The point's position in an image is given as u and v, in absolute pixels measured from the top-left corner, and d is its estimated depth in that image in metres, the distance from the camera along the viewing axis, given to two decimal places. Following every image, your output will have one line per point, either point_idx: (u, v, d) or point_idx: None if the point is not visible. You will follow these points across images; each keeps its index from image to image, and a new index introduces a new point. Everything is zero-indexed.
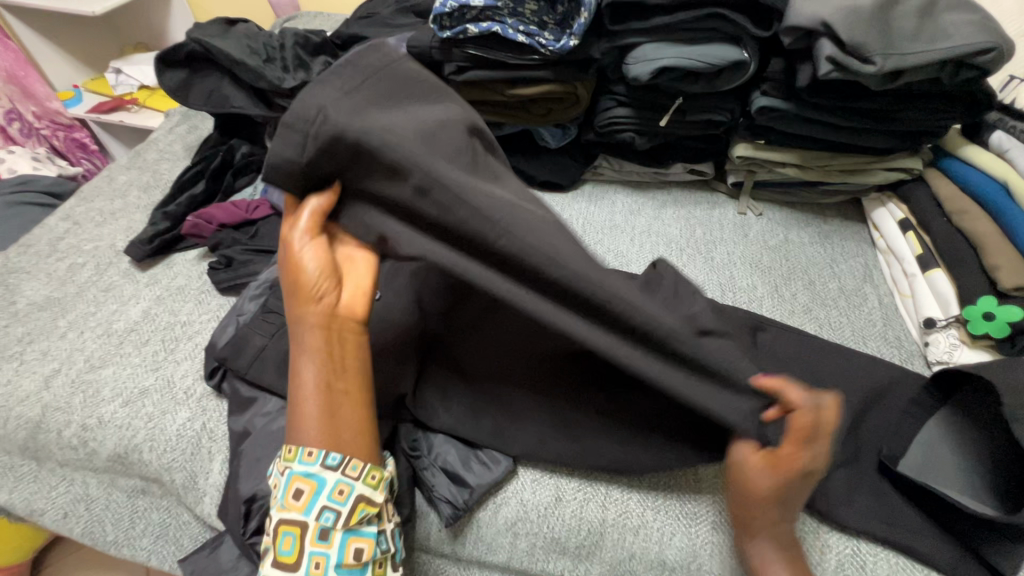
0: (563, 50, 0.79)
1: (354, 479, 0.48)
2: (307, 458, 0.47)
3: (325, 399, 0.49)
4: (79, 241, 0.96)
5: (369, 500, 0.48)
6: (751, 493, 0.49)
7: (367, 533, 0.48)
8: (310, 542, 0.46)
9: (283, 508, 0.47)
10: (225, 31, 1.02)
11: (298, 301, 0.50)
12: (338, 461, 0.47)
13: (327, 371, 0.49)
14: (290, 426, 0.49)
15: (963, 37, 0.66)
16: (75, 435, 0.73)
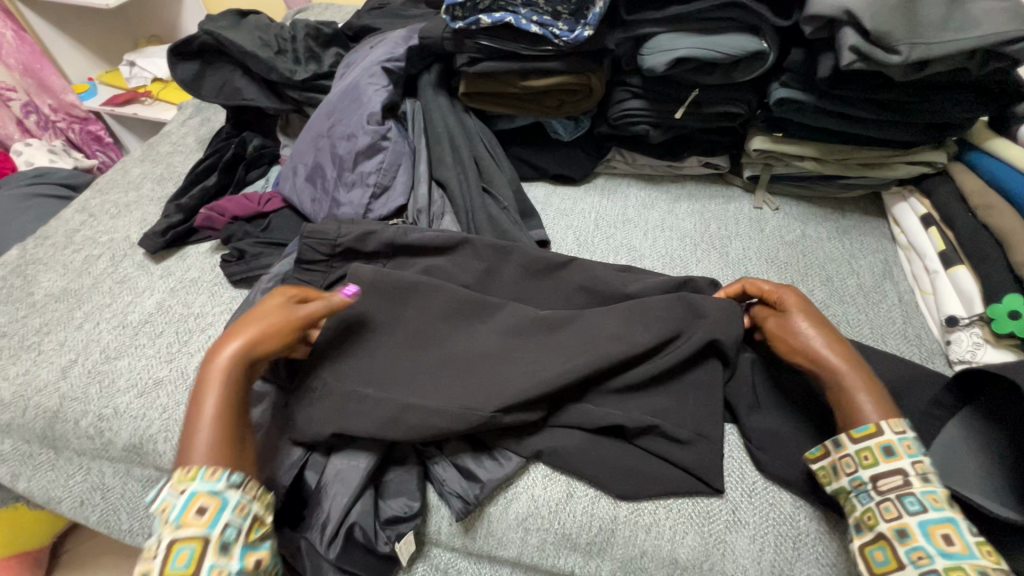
0: (576, 40, 0.78)
1: (252, 498, 0.53)
2: (210, 477, 0.51)
3: (223, 430, 0.55)
4: (94, 233, 0.97)
5: (263, 520, 0.53)
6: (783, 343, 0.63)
7: (263, 548, 0.52)
8: (210, 555, 0.48)
9: (177, 528, 0.49)
10: (237, 22, 1.02)
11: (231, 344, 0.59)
12: (239, 479, 0.52)
13: (226, 404, 0.56)
14: (184, 450, 0.53)
15: (993, 26, 0.64)
16: (91, 425, 0.74)
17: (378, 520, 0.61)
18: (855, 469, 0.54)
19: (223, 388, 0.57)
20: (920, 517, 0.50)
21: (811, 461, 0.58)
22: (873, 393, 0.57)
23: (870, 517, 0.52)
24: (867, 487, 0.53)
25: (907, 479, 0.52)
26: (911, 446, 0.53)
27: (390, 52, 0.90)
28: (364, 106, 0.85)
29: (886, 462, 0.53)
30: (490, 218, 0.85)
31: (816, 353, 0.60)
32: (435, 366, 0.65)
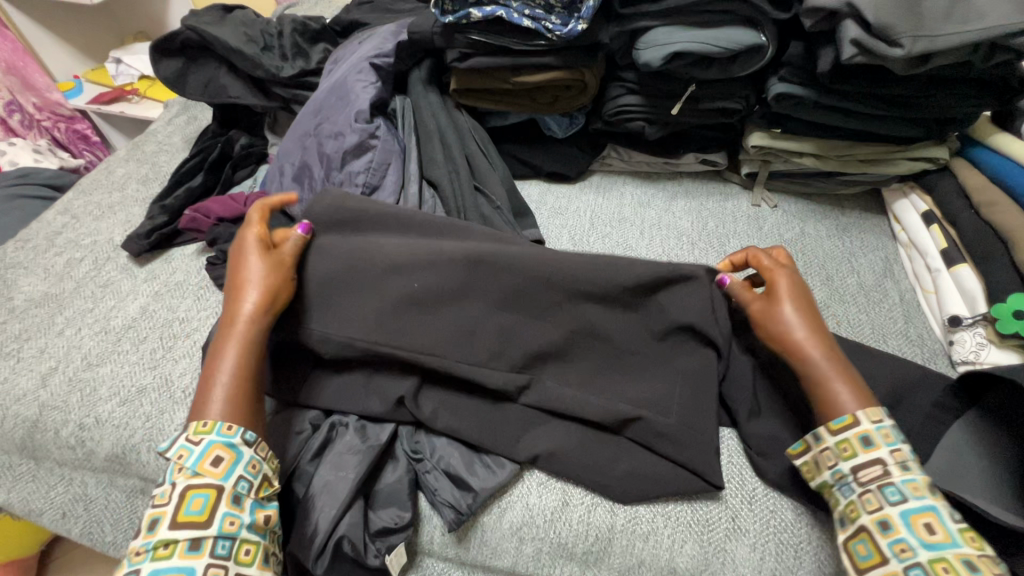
0: (570, 34, 0.75)
1: (263, 458, 0.55)
2: (227, 431, 0.53)
3: (246, 371, 0.57)
4: (77, 235, 0.94)
5: (272, 480, 0.55)
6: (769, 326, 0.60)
7: (271, 507, 0.54)
8: (224, 504, 0.50)
9: (193, 475, 0.51)
10: (222, 18, 1.00)
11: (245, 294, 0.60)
12: (254, 437, 0.54)
13: (244, 346, 0.58)
14: (199, 405, 0.55)
15: (999, 17, 0.62)
16: (73, 434, 0.72)
17: (368, 532, 0.59)
18: (836, 462, 0.53)
19: (237, 335, 0.58)
20: (902, 507, 0.49)
21: (792, 458, 0.56)
22: (854, 390, 0.55)
23: (853, 509, 0.51)
24: (848, 479, 0.52)
25: (887, 468, 0.51)
26: (889, 434, 0.52)
27: (379, 47, 0.88)
28: (352, 103, 0.83)
29: (865, 452, 0.52)
30: (482, 217, 0.83)
31: (795, 338, 0.57)
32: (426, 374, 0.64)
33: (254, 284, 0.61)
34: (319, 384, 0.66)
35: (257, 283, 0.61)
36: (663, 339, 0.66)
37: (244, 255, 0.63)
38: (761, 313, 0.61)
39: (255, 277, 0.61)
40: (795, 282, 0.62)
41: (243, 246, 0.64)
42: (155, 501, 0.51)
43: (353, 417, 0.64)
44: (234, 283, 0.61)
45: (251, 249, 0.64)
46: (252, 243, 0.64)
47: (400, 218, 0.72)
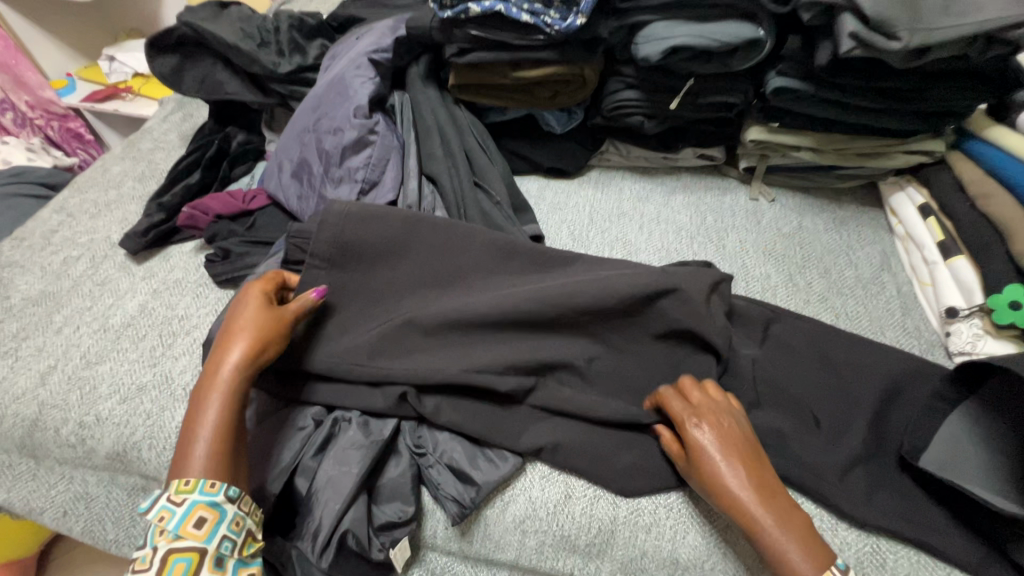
0: (569, 29, 0.75)
1: (246, 512, 0.53)
2: (210, 489, 0.51)
3: (227, 428, 0.55)
4: (73, 233, 0.94)
5: (255, 535, 0.54)
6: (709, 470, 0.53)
7: (254, 564, 0.53)
8: (206, 568, 0.49)
9: (175, 538, 0.50)
10: (218, 14, 0.99)
11: (232, 344, 0.58)
12: (237, 492, 0.53)
13: (226, 403, 0.56)
14: (179, 460, 0.53)
15: (996, 10, 0.62)
16: (73, 433, 0.72)
17: (372, 526, 0.59)
18: None
19: (222, 389, 0.56)
20: None
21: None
22: (807, 546, 0.49)
23: None
24: None
25: None
26: None
27: (377, 43, 0.87)
28: (350, 99, 0.83)
29: None
30: (482, 213, 0.83)
31: (737, 501, 0.51)
32: (428, 369, 0.64)
33: (243, 335, 0.59)
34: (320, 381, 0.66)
35: (245, 333, 0.59)
36: (662, 331, 0.67)
37: (243, 305, 0.61)
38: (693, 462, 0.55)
39: (247, 330, 0.59)
40: (721, 416, 0.56)
41: (241, 296, 0.63)
42: (138, 561, 0.50)
43: (356, 413, 0.64)
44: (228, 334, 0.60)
45: (250, 299, 0.62)
46: (253, 294, 0.62)
47: (399, 214, 0.72)
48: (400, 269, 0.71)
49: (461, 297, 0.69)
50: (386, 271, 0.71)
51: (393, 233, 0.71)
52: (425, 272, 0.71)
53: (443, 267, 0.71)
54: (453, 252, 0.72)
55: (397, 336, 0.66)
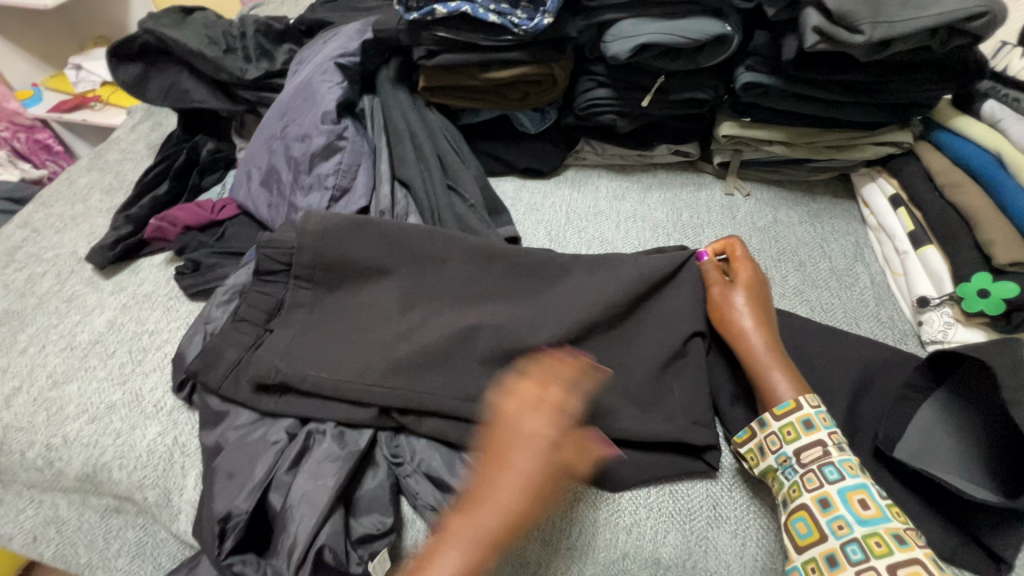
0: (536, 29, 0.75)
1: None
2: None
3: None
4: (38, 249, 0.91)
5: None
6: (723, 305, 0.66)
7: None
8: None
9: None
10: (181, 20, 0.97)
11: (505, 469, 0.51)
12: None
13: (501, 539, 0.49)
14: None
15: (955, 2, 0.63)
16: (40, 455, 0.70)
17: (349, 539, 0.58)
18: (780, 445, 0.56)
19: (474, 526, 0.48)
20: (839, 485, 0.52)
21: (740, 446, 0.60)
22: (788, 371, 0.60)
23: (795, 490, 0.54)
24: (792, 461, 0.55)
25: (826, 449, 0.54)
26: (827, 418, 0.56)
27: (344, 46, 0.86)
28: (318, 105, 0.81)
29: (806, 434, 0.55)
30: (456, 216, 0.82)
31: (752, 351, 0.62)
32: (402, 380, 0.63)
33: (516, 460, 0.51)
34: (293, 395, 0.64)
35: (527, 470, 0.51)
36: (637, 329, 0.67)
37: (529, 431, 0.52)
38: (720, 298, 0.67)
39: (549, 448, 0.52)
40: (759, 277, 0.69)
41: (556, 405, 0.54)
42: None
43: (330, 424, 0.63)
44: (496, 457, 0.52)
45: (527, 410, 0.54)
46: (508, 408, 0.54)
47: (379, 222, 0.71)
48: (386, 284, 0.70)
49: (446, 305, 0.69)
50: (372, 284, 0.70)
51: (373, 242, 0.70)
52: (411, 283, 0.70)
53: (428, 275, 0.70)
54: (430, 261, 0.71)
55: (378, 346, 0.65)
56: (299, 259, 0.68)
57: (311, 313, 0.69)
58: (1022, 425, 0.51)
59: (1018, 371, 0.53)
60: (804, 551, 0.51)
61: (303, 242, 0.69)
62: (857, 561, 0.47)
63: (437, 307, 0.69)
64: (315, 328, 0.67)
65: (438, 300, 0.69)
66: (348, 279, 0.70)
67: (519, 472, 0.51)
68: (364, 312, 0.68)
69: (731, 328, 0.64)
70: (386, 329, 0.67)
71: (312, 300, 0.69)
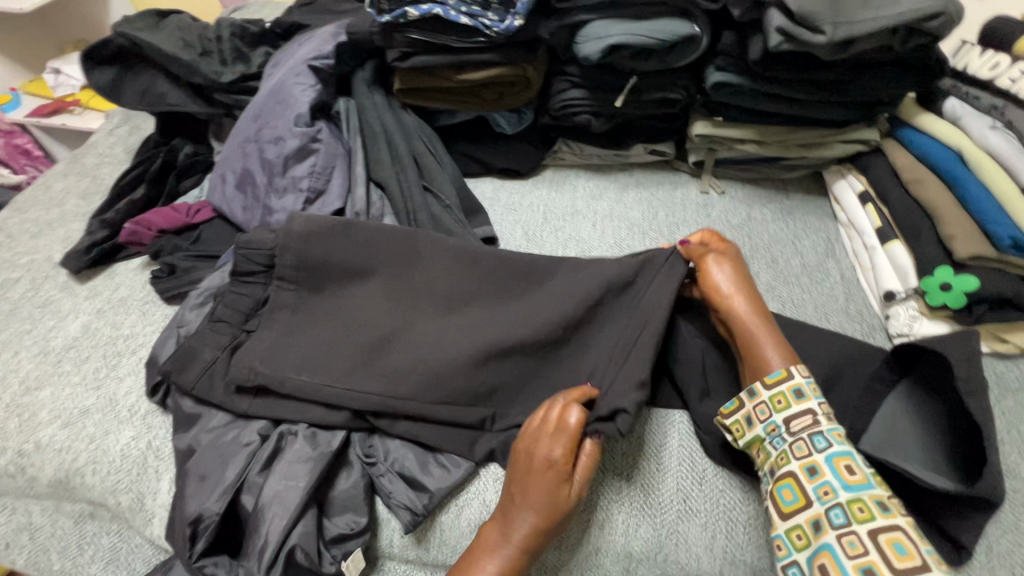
0: (507, 30, 0.76)
1: None
2: None
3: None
4: (12, 255, 0.91)
5: None
6: (712, 276, 0.66)
7: None
8: None
9: None
10: (156, 24, 0.96)
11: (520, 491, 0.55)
12: None
13: (535, 547, 0.54)
14: None
15: (912, 2, 0.64)
16: (12, 462, 0.69)
17: (323, 540, 0.58)
18: (769, 414, 0.57)
19: (506, 544, 0.54)
20: (827, 452, 0.53)
21: (725, 417, 0.60)
22: (779, 343, 0.61)
23: (782, 458, 0.55)
24: (780, 431, 0.56)
25: (815, 419, 0.55)
26: (816, 389, 0.57)
27: (317, 49, 0.86)
28: (292, 107, 0.81)
29: (797, 403, 0.56)
30: (432, 216, 0.82)
31: (745, 323, 0.62)
32: (375, 382, 0.63)
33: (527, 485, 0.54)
34: (267, 398, 0.65)
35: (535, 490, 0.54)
36: (609, 327, 0.68)
37: (534, 454, 0.55)
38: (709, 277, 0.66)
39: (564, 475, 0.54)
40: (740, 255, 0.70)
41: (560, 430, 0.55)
42: None
43: (303, 426, 0.63)
44: (512, 490, 0.56)
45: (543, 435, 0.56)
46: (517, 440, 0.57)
47: (361, 224, 0.71)
48: (370, 285, 0.70)
49: (421, 306, 0.69)
50: (353, 287, 0.70)
51: (347, 244, 0.70)
52: (392, 285, 0.70)
53: (402, 276, 0.71)
54: (412, 264, 0.71)
55: (360, 350, 0.66)
56: (282, 261, 0.68)
57: (295, 315, 0.69)
58: (978, 415, 0.52)
59: (974, 362, 0.55)
60: (790, 518, 0.52)
61: (284, 244, 0.69)
62: (840, 525, 0.49)
63: (418, 311, 0.68)
64: (296, 330, 0.68)
65: (420, 302, 0.69)
66: (332, 282, 0.70)
67: (529, 490, 0.54)
68: (346, 314, 0.68)
69: (722, 300, 0.64)
70: (364, 331, 0.67)
71: (286, 303, 0.69)
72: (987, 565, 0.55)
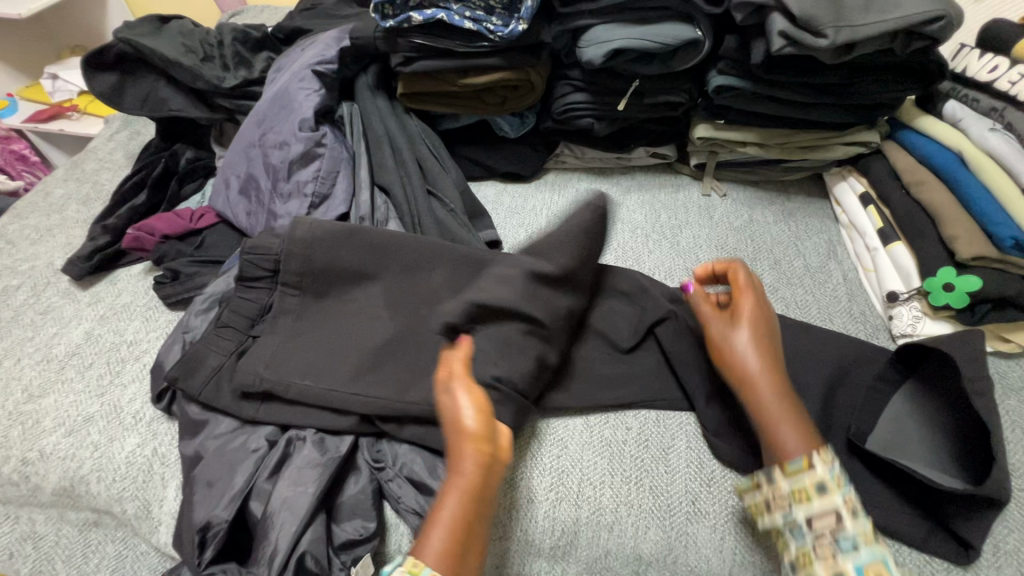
0: (511, 35, 0.76)
1: None
2: None
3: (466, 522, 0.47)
4: (13, 261, 0.90)
5: None
6: (726, 345, 0.60)
7: None
8: None
9: None
10: (158, 29, 0.96)
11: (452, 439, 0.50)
12: None
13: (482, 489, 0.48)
14: None
15: (913, 7, 0.65)
16: (15, 470, 0.68)
17: (332, 545, 0.58)
18: (789, 506, 0.51)
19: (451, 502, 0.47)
20: (854, 558, 0.46)
21: (745, 496, 0.56)
22: (798, 424, 0.54)
23: (804, 558, 0.48)
24: (801, 526, 0.49)
25: (840, 517, 0.48)
26: (841, 480, 0.50)
27: (321, 54, 0.86)
28: (295, 112, 0.81)
29: (820, 498, 0.49)
30: (436, 220, 0.83)
31: (758, 402, 0.56)
32: (382, 387, 0.63)
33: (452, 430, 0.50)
34: (273, 404, 0.64)
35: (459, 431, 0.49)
36: None
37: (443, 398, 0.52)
38: (721, 338, 0.61)
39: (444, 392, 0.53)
40: (760, 308, 0.62)
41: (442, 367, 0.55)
42: None
43: (311, 431, 0.63)
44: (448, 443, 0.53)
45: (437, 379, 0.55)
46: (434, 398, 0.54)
47: (369, 231, 0.71)
48: (370, 290, 0.70)
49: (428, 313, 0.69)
50: (355, 292, 0.70)
51: (354, 249, 0.70)
52: (393, 290, 0.70)
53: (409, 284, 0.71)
54: (416, 269, 0.71)
55: (366, 355, 0.66)
56: (286, 266, 0.69)
57: (298, 320, 0.69)
58: (983, 413, 0.53)
59: (978, 361, 0.55)
60: None
61: (290, 250, 0.69)
62: None
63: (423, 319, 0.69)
64: (300, 335, 0.68)
65: (422, 308, 0.69)
66: (335, 288, 0.70)
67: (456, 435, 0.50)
68: (354, 320, 0.69)
69: (733, 374, 0.59)
70: (371, 336, 0.67)
71: (291, 310, 0.69)
72: (995, 563, 0.56)
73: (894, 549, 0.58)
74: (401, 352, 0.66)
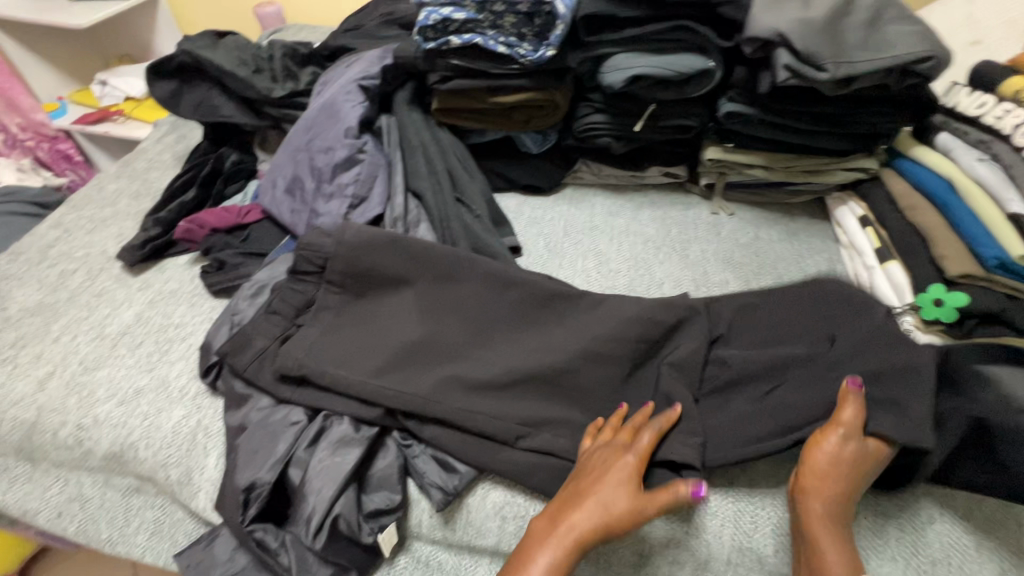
0: (540, 59, 0.84)
1: None
2: None
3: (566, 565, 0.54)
4: (70, 248, 0.98)
5: None
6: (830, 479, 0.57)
7: None
8: None
9: None
10: (215, 43, 1.05)
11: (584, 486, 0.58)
12: None
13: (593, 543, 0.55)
14: None
15: (905, 47, 0.72)
16: (71, 434, 0.75)
17: (361, 513, 0.63)
18: None
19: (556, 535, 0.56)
20: None
21: None
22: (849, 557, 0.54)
23: None
24: None
25: None
26: None
27: (365, 71, 0.95)
28: (341, 122, 0.90)
29: None
30: (463, 225, 0.89)
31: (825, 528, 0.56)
32: (411, 376, 0.69)
33: (592, 480, 0.58)
34: (306, 385, 0.70)
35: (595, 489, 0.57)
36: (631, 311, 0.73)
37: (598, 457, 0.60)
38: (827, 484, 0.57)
39: (632, 476, 0.58)
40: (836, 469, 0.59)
41: (630, 446, 0.61)
42: None
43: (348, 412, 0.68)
44: (573, 488, 0.59)
45: (606, 449, 0.61)
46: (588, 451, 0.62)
47: (404, 238, 0.78)
48: (404, 295, 0.76)
49: (454, 309, 0.74)
50: (390, 295, 0.76)
51: (392, 251, 0.76)
52: (423, 287, 0.76)
53: (440, 284, 0.76)
54: (445, 272, 0.77)
55: (398, 345, 0.71)
56: (332, 266, 0.76)
57: (336, 316, 0.75)
58: None
59: None
60: None
61: (337, 251, 0.76)
62: None
63: (450, 318, 0.74)
64: (331, 327, 0.74)
65: (450, 315, 0.74)
66: (370, 285, 0.76)
67: (591, 487, 0.58)
68: (387, 317, 0.74)
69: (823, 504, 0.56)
70: (403, 328, 0.73)
71: (332, 302, 0.76)
72: (977, 557, 0.59)
73: (884, 542, 0.62)
74: (427, 354, 0.71)
